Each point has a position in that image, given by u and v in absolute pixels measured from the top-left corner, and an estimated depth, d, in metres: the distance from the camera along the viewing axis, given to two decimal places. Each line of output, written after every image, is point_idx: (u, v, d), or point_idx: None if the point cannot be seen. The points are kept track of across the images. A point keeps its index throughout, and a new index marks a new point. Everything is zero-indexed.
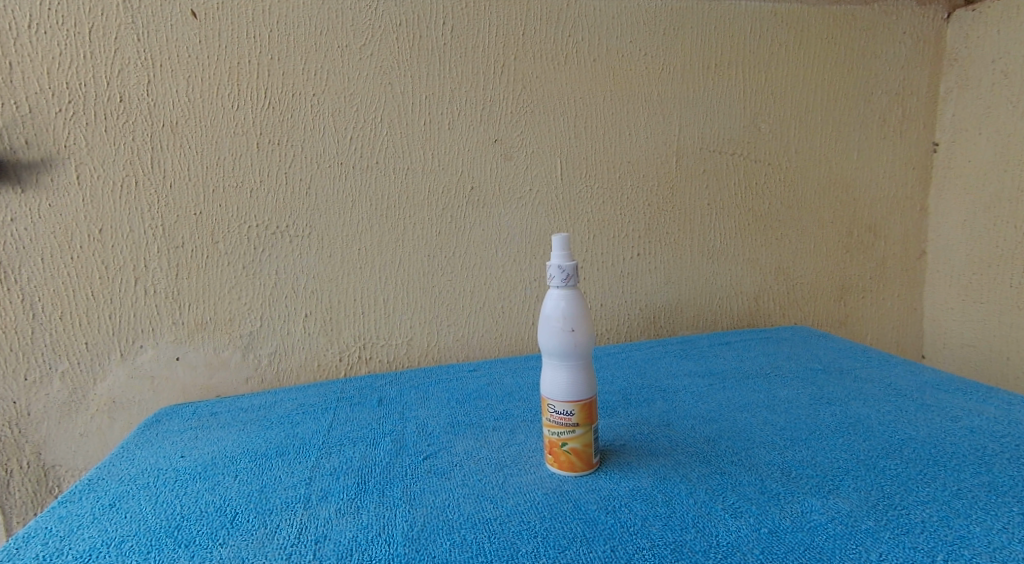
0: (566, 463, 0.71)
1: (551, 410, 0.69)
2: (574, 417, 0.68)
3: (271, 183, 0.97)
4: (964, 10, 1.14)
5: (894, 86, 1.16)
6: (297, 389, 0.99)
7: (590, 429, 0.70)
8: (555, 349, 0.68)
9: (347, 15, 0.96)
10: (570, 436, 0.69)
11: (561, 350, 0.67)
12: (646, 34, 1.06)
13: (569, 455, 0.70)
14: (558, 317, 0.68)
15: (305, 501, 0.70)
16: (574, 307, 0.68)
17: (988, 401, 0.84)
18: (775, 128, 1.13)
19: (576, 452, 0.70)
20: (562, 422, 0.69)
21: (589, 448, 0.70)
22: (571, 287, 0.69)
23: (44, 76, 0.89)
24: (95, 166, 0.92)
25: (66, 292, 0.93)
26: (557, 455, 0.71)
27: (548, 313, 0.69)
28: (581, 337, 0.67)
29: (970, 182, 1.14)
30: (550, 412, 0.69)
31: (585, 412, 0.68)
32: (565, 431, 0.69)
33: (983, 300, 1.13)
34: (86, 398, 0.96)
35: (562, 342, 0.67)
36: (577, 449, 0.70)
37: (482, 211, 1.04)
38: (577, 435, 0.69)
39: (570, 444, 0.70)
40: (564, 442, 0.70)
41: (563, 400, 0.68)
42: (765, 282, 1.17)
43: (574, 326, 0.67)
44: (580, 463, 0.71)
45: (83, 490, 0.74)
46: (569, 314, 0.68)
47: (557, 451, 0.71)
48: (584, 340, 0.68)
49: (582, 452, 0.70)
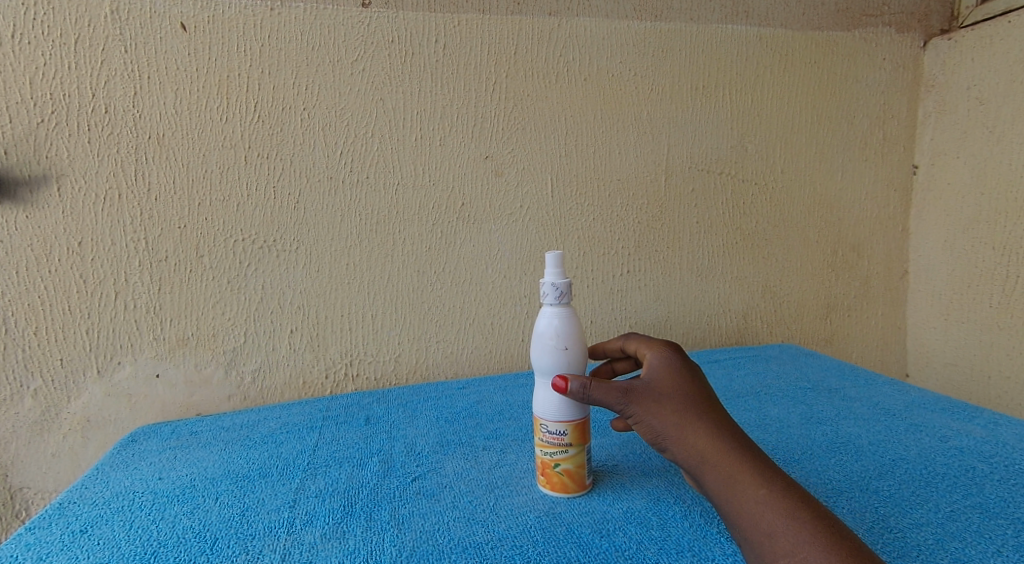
0: (558, 484, 0.70)
1: (544, 430, 0.68)
2: (567, 437, 0.67)
3: (259, 197, 0.96)
4: (941, 39, 1.17)
5: (875, 109, 1.19)
6: (281, 408, 0.97)
7: (583, 449, 0.69)
8: (548, 368, 0.67)
9: (339, 31, 0.96)
10: (563, 457, 0.69)
11: (554, 369, 0.67)
12: (636, 55, 1.07)
13: (561, 476, 0.69)
14: (551, 335, 0.67)
15: (289, 525, 0.68)
16: (567, 325, 0.68)
17: (974, 421, 0.85)
18: (761, 149, 1.15)
19: (569, 473, 0.69)
20: (556, 443, 0.68)
21: (582, 468, 0.70)
22: (563, 304, 0.68)
23: (27, 86, 0.87)
24: (76, 178, 0.90)
25: (42, 307, 0.90)
26: (549, 476, 0.70)
27: (541, 331, 0.68)
28: (574, 356, 0.67)
29: (949, 205, 1.17)
30: (543, 432, 0.68)
31: (578, 432, 0.67)
32: (558, 451, 0.68)
33: (963, 320, 1.16)
34: (59, 417, 0.93)
35: (555, 361, 0.67)
36: (570, 470, 0.69)
37: (473, 227, 1.04)
38: (570, 456, 0.68)
39: (563, 464, 0.69)
40: (557, 462, 0.69)
41: (556, 419, 0.67)
42: (751, 301, 1.18)
43: (567, 344, 0.67)
44: (573, 484, 0.70)
45: (53, 514, 0.71)
46: (562, 332, 0.67)
47: (549, 471, 0.70)
48: (577, 358, 0.67)
49: (575, 472, 0.69)
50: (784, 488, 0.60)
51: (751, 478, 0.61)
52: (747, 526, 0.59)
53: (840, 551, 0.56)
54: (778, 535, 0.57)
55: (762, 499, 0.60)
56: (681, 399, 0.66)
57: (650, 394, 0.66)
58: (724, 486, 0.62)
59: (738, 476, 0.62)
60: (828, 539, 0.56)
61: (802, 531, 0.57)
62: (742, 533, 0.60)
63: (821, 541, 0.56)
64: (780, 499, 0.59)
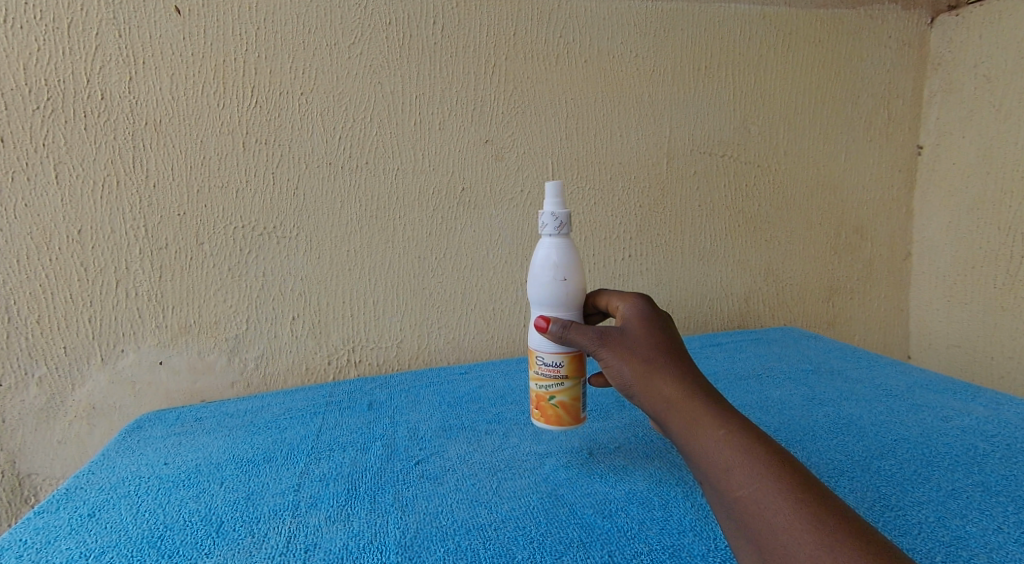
0: (554, 416, 0.70)
1: (540, 362, 0.69)
2: (564, 368, 0.69)
3: (258, 183, 0.95)
4: (948, 15, 1.15)
5: (880, 89, 1.18)
6: (284, 394, 0.97)
7: (579, 383, 0.70)
8: (546, 296, 0.68)
9: (336, 13, 0.94)
10: (558, 389, 0.69)
11: (553, 298, 0.68)
12: (637, 35, 1.05)
13: (556, 409, 0.70)
14: (551, 265, 0.68)
15: (294, 508, 0.68)
16: (567, 255, 0.68)
17: (977, 401, 0.85)
18: (764, 130, 1.14)
19: (564, 406, 0.70)
20: (551, 374, 0.69)
21: (577, 402, 0.70)
22: (563, 235, 0.69)
23: (21, 72, 0.86)
24: (74, 165, 0.89)
25: (44, 295, 0.91)
26: (544, 409, 0.70)
27: (541, 259, 0.69)
28: (572, 287, 0.68)
29: (955, 184, 1.16)
30: (538, 364, 0.69)
31: (574, 363, 0.69)
32: (554, 384, 0.69)
33: (968, 300, 1.15)
34: (64, 404, 0.93)
35: (554, 290, 0.68)
36: (565, 403, 0.70)
37: (474, 212, 1.03)
38: (565, 388, 0.69)
39: (558, 397, 0.69)
40: (552, 395, 0.70)
41: (552, 351, 0.68)
42: (753, 283, 1.17)
43: (566, 275, 0.68)
44: (568, 417, 0.70)
45: (60, 499, 0.71)
46: (562, 263, 0.68)
47: (544, 404, 0.70)
48: (574, 289, 0.68)
49: (570, 405, 0.70)
50: (744, 427, 0.59)
51: (710, 419, 0.60)
52: (704, 463, 0.58)
53: (795, 484, 0.55)
54: (734, 470, 0.56)
55: (720, 438, 0.58)
56: (652, 347, 0.65)
57: (623, 340, 0.65)
58: (685, 427, 0.60)
59: (698, 417, 0.60)
60: (783, 473, 0.55)
61: (758, 465, 0.56)
62: (701, 471, 0.59)
63: (777, 475, 0.55)
64: (739, 437, 0.58)
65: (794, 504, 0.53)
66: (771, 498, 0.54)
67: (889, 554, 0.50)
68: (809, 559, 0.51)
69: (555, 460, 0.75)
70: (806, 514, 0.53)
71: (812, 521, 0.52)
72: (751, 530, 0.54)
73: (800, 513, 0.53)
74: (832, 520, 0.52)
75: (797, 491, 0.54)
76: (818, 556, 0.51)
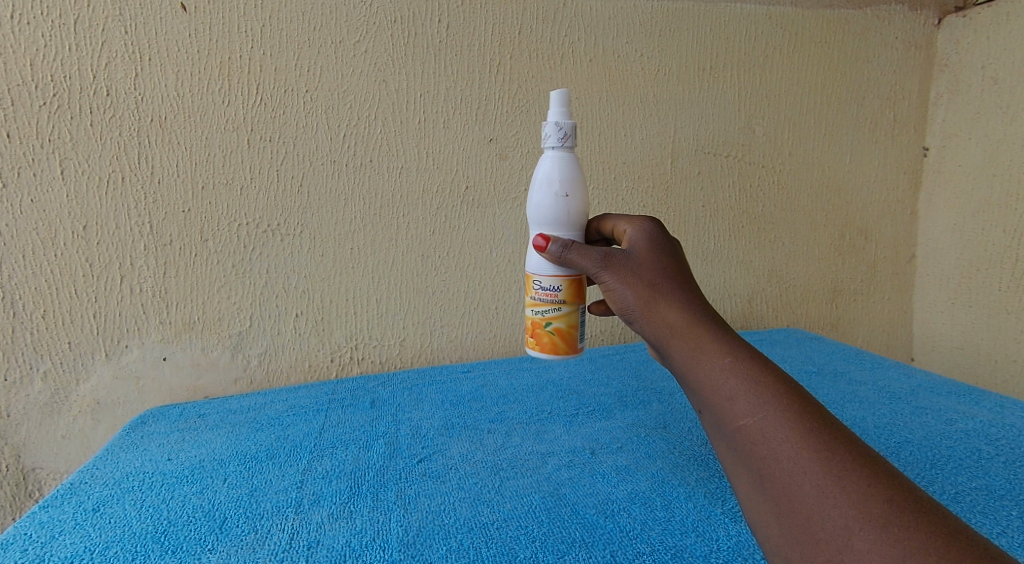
0: (549, 345, 0.71)
1: (537, 286, 0.70)
2: (561, 293, 0.69)
3: (262, 181, 0.95)
4: (955, 16, 1.14)
5: (886, 90, 1.17)
6: (287, 391, 0.97)
7: (576, 311, 0.70)
8: (547, 210, 0.68)
9: (341, 11, 0.94)
10: (555, 315, 0.70)
11: (553, 213, 0.68)
12: (643, 35, 1.05)
13: (552, 336, 0.70)
14: (554, 179, 0.68)
15: (297, 505, 0.68)
16: (569, 170, 0.69)
17: (981, 404, 0.85)
18: (769, 131, 1.13)
19: (561, 333, 0.70)
20: (548, 299, 0.70)
21: (574, 330, 0.71)
22: (567, 148, 0.69)
23: (27, 67, 0.86)
24: (80, 161, 0.89)
25: (49, 290, 0.91)
26: (540, 337, 0.71)
27: (543, 172, 0.69)
28: (574, 204, 0.68)
29: (961, 186, 1.15)
30: (535, 289, 0.70)
31: (571, 288, 0.69)
32: (551, 309, 0.70)
33: (972, 303, 1.15)
34: (68, 399, 0.94)
35: (554, 205, 0.68)
36: (562, 329, 0.70)
37: (477, 211, 1.04)
38: (562, 314, 0.70)
39: (554, 323, 0.70)
40: (548, 321, 0.70)
41: (550, 274, 0.69)
42: (757, 284, 1.17)
43: (568, 190, 0.68)
44: (564, 345, 0.71)
45: (65, 494, 0.72)
46: (564, 178, 0.68)
47: (540, 332, 0.71)
48: (575, 205, 0.68)
49: (567, 333, 0.70)
50: (752, 355, 0.56)
51: (716, 346, 0.57)
52: (706, 390, 0.56)
53: (803, 412, 0.52)
54: (738, 398, 0.54)
55: (725, 366, 0.56)
56: (657, 271, 0.63)
57: (627, 264, 0.63)
58: (688, 354, 0.58)
59: (703, 344, 0.58)
60: (791, 403, 0.53)
61: (764, 393, 0.53)
62: (703, 398, 0.56)
63: (784, 404, 0.53)
64: (745, 364, 0.55)
65: (800, 433, 0.51)
66: (775, 428, 0.52)
67: (900, 488, 0.48)
68: (814, 489, 0.49)
69: (557, 460, 0.75)
70: (814, 443, 0.50)
71: (819, 451, 0.50)
72: (754, 460, 0.52)
73: (807, 442, 0.50)
74: (841, 449, 0.50)
75: (804, 420, 0.52)
76: (824, 487, 0.48)
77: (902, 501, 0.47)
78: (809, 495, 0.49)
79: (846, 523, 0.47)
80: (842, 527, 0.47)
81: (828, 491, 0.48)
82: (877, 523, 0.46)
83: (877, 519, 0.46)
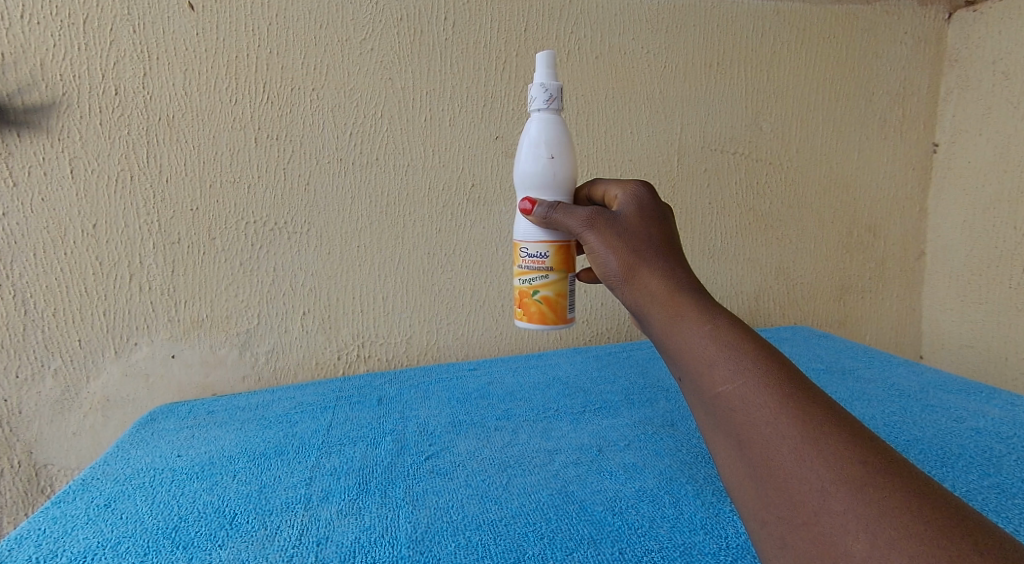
0: (537, 314, 0.71)
1: (524, 254, 0.70)
2: (548, 260, 0.69)
3: (270, 179, 0.96)
4: (965, 11, 1.14)
5: (894, 86, 1.16)
6: (295, 388, 0.98)
7: (564, 278, 0.70)
8: (533, 173, 0.68)
9: (347, 9, 0.94)
10: (542, 283, 0.70)
11: (539, 175, 0.68)
12: (649, 31, 1.05)
13: (539, 305, 0.70)
14: (540, 142, 0.68)
15: (306, 501, 0.69)
16: (555, 132, 0.69)
17: (991, 402, 0.84)
18: (776, 128, 1.13)
19: (548, 302, 0.70)
20: (536, 267, 0.70)
21: (562, 299, 0.70)
22: (553, 111, 0.69)
23: (38, 67, 0.87)
24: (89, 160, 0.90)
25: (59, 288, 0.92)
26: (528, 307, 0.71)
27: (530, 135, 0.69)
28: (560, 166, 0.68)
29: (970, 183, 1.15)
30: (523, 257, 0.70)
31: (559, 255, 0.69)
32: (538, 277, 0.70)
33: (982, 300, 1.15)
34: (79, 397, 0.95)
35: (540, 167, 0.68)
36: (549, 299, 0.70)
37: (483, 208, 1.04)
38: (550, 282, 0.70)
39: (542, 291, 0.70)
40: (536, 289, 0.70)
41: (536, 240, 0.69)
42: (764, 281, 1.17)
43: (554, 153, 0.68)
44: (552, 314, 0.70)
45: (76, 490, 0.72)
46: (550, 140, 0.68)
47: (528, 301, 0.71)
48: (562, 168, 0.68)
49: (554, 302, 0.70)
50: (731, 322, 0.56)
51: (696, 314, 0.57)
52: (687, 358, 0.56)
53: (782, 378, 0.52)
54: (718, 365, 0.54)
55: (706, 333, 0.56)
56: (641, 238, 0.63)
57: (612, 226, 0.63)
58: (669, 322, 0.58)
59: (684, 312, 0.58)
60: (770, 368, 0.53)
61: (744, 359, 0.53)
62: (683, 366, 0.56)
63: (762, 370, 0.52)
64: (724, 331, 0.55)
65: (779, 398, 0.51)
66: (754, 393, 0.51)
67: (878, 452, 0.48)
68: (792, 454, 0.49)
69: (565, 457, 0.75)
70: (791, 408, 0.50)
71: (797, 416, 0.50)
72: (733, 427, 0.52)
73: (785, 407, 0.50)
74: (818, 415, 0.50)
75: (783, 386, 0.51)
76: (800, 450, 0.48)
77: (878, 464, 0.47)
78: (786, 459, 0.49)
79: (823, 486, 0.47)
80: (820, 489, 0.47)
81: (805, 454, 0.48)
82: (852, 485, 0.46)
83: (852, 481, 0.46)
